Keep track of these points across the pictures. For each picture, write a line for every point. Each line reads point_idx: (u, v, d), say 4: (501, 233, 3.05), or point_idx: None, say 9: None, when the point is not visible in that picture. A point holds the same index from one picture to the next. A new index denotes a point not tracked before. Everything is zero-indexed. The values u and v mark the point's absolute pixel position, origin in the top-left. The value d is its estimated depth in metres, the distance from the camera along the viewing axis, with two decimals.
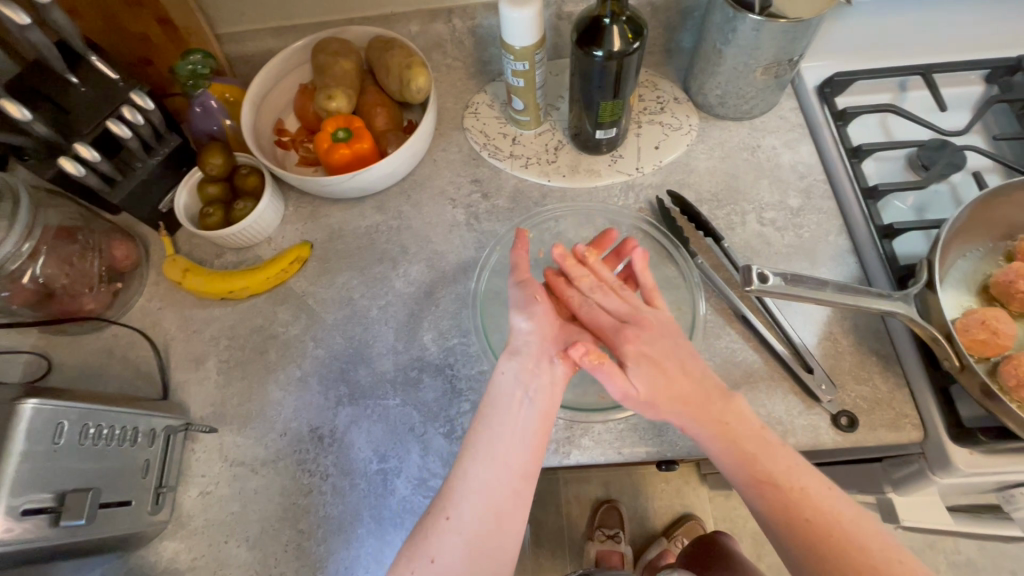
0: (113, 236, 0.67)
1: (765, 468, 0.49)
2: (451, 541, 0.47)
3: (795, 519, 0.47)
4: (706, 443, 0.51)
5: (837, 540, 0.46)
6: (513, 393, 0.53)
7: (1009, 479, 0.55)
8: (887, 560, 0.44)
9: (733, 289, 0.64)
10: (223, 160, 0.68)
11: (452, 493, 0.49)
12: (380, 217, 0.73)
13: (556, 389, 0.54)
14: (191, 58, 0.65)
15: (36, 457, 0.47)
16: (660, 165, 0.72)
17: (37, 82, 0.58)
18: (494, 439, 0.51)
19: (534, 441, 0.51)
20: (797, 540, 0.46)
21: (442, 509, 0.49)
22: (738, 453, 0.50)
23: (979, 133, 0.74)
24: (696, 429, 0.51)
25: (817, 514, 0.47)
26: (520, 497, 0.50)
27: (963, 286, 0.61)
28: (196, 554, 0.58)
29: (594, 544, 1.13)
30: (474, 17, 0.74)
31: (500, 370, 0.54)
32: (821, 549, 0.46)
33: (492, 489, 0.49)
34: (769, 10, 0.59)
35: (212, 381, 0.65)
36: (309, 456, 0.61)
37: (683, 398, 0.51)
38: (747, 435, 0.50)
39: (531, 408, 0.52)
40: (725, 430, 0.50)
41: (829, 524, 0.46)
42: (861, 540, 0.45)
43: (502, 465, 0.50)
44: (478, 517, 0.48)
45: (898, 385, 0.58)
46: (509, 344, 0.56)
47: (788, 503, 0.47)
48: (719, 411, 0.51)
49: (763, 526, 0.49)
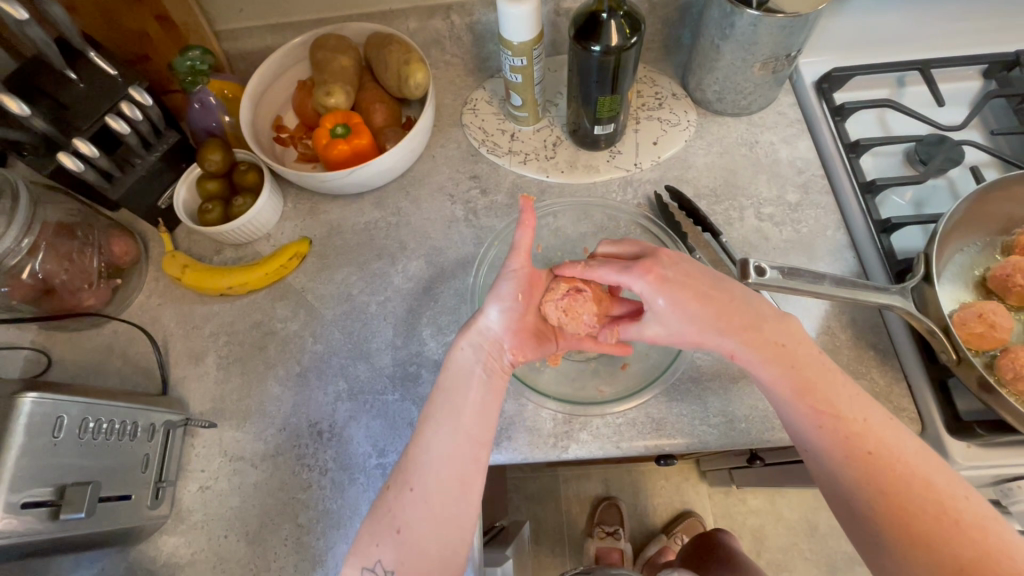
0: (112, 232, 0.68)
1: (826, 397, 0.48)
2: (416, 509, 0.48)
3: (855, 450, 0.47)
4: (761, 371, 0.50)
5: (900, 475, 0.45)
6: (472, 369, 0.53)
7: (1006, 472, 0.55)
8: (951, 496, 0.44)
9: None
10: (222, 156, 0.68)
11: (412, 466, 0.49)
12: (378, 213, 0.73)
13: (506, 368, 0.54)
14: (189, 55, 0.65)
15: (35, 451, 0.47)
16: (658, 160, 0.72)
17: (37, 80, 0.58)
18: (456, 412, 0.51)
19: (490, 411, 0.52)
20: (857, 471, 0.46)
21: (404, 482, 0.49)
22: (800, 383, 0.49)
23: (976, 128, 0.74)
24: (750, 357, 0.51)
25: (881, 446, 0.46)
26: (481, 464, 0.50)
27: (961, 280, 0.61)
28: (195, 549, 0.58)
29: (594, 541, 1.14)
30: (472, 14, 0.74)
31: (459, 346, 0.53)
32: (882, 481, 0.45)
33: (453, 458, 0.49)
34: (767, 5, 0.59)
35: (210, 377, 0.65)
36: (307, 451, 0.61)
37: (737, 325, 0.51)
38: (804, 362, 0.50)
39: (488, 384, 0.52)
40: (780, 355, 0.50)
41: (891, 457, 0.46)
42: (923, 476, 0.45)
43: (464, 436, 0.50)
44: (443, 485, 0.49)
45: (896, 379, 0.58)
46: (472, 325, 0.54)
47: (850, 436, 0.47)
48: (774, 335, 0.51)
49: (812, 456, 0.49)
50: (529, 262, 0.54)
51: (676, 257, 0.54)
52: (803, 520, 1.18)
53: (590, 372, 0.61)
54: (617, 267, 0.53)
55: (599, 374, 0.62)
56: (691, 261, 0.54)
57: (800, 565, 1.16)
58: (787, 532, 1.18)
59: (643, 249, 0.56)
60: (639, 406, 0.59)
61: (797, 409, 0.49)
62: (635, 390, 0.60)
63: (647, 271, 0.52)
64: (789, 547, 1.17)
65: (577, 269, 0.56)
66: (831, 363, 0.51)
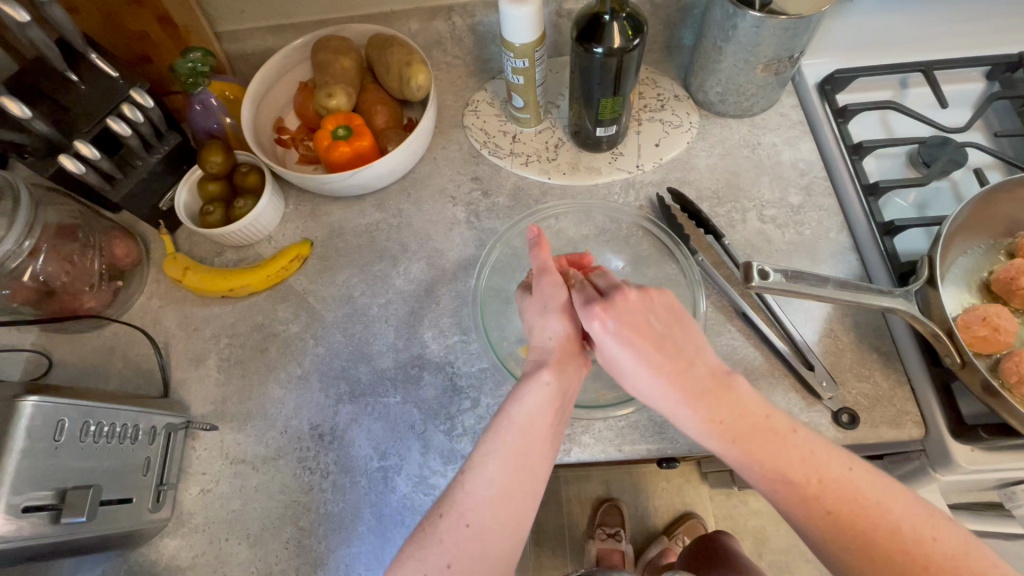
0: (113, 233, 0.67)
1: (778, 462, 0.46)
2: (469, 546, 0.45)
3: (817, 512, 0.45)
4: (706, 441, 0.48)
5: (861, 529, 0.44)
6: (550, 404, 0.50)
7: (1009, 476, 0.55)
8: (919, 539, 0.44)
9: (733, 286, 0.64)
10: (223, 159, 0.68)
11: (471, 499, 0.46)
12: (379, 215, 0.73)
13: (570, 400, 0.53)
14: (190, 56, 0.65)
15: (36, 455, 0.47)
16: (660, 162, 0.72)
17: (38, 81, 0.58)
18: (525, 448, 0.48)
19: (553, 449, 0.50)
20: (821, 533, 0.45)
21: (461, 515, 0.46)
22: (747, 448, 0.46)
23: (980, 129, 0.74)
24: (689, 427, 0.48)
25: (836, 504, 0.45)
26: (534, 500, 0.48)
27: (964, 283, 0.61)
28: (196, 552, 0.58)
29: (594, 543, 1.14)
30: (474, 15, 0.74)
31: (542, 379, 0.51)
32: (849, 538, 0.44)
33: (513, 495, 0.47)
34: (770, 6, 0.59)
35: (212, 379, 0.65)
36: (309, 454, 0.61)
37: (682, 392, 0.47)
38: (754, 428, 0.47)
39: (558, 420, 0.51)
40: (723, 428, 0.47)
41: (854, 514, 0.44)
42: (887, 523, 0.44)
43: (527, 473, 0.48)
44: (499, 523, 0.46)
45: (899, 382, 0.58)
46: (553, 354, 0.53)
47: (806, 498, 0.45)
48: (721, 404, 0.47)
49: (783, 515, 0.47)
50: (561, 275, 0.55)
51: (637, 299, 0.49)
52: None
53: (592, 375, 0.61)
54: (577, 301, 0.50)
55: (601, 376, 0.62)
56: (648, 308, 0.49)
57: (801, 566, 1.15)
58: (788, 533, 1.17)
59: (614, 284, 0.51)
60: (640, 409, 0.59)
61: (750, 471, 0.47)
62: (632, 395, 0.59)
63: (597, 316, 0.48)
64: (790, 549, 1.17)
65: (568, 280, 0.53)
66: (776, 414, 0.48)
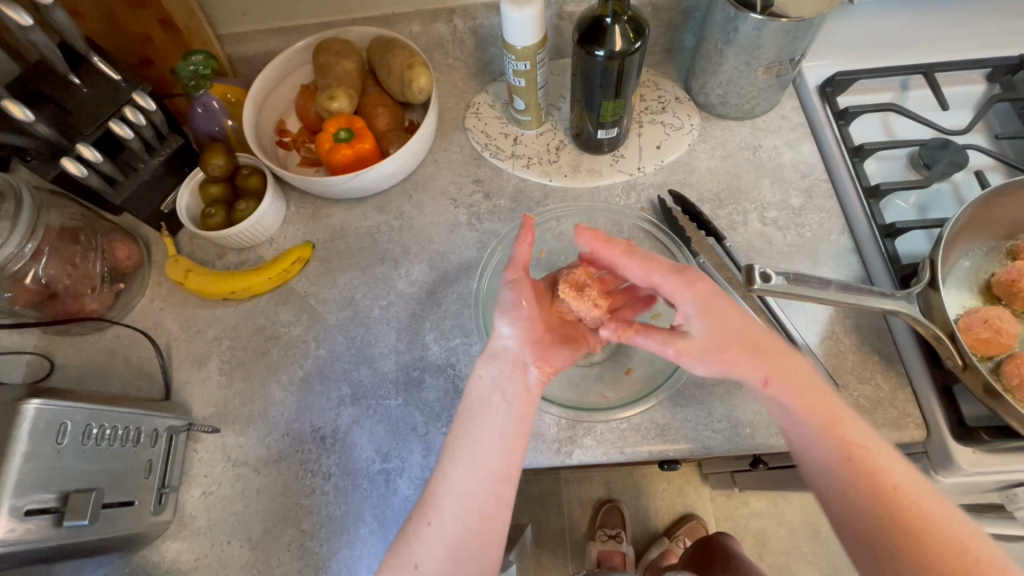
0: (114, 236, 0.67)
1: (850, 431, 0.48)
2: (433, 545, 0.47)
3: (880, 486, 0.46)
4: (789, 402, 0.49)
5: (922, 509, 0.45)
6: (490, 398, 0.52)
7: (1011, 478, 0.55)
8: (968, 536, 0.44)
9: (735, 288, 0.63)
10: (225, 161, 0.68)
11: (433, 499, 0.49)
12: (381, 217, 0.73)
13: (534, 393, 0.53)
14: (193, 59, 0.65)
15: (39, 458, 0.47)
16: (661, 165, 0.72)
17: (39, 84, 0.58)
18: (475, 445, 0.50)
19: (513, 443, 0.50)
20: (884, 506, 0.46)
21: (423, 515, 0.49)
22: (822, 414, 0.49)
23: (980, 131, 0.74)
24: (778, 386, 0.50)
25: (903, 482, 0.46)
26: (502, 501, 0.49)
27: (965, 285, 0.61)
28: (198, 554, 0.58)
29: (596, 544, 1.14)
30: (475, 18, 0.74)
31: (478, 372, 0.53)
32: (906, 518, 0.45)
33: (472, 495, 0.48)
34: (770, 9, 0.59)
35: (213, 382, 0.65)
36: (311, 457, 0.61)
37: (766, 354, 0.50)
38: (827, 395, 0.50)
39: (508, 412, 0.51)
40: (804, 389, 0.50)
41: (913, 495, 0.46)
42: (945, 513, 0.45)
43: (483, 471, 0.49)
44: (461, 523, 0.48)
45: (901, 385, 0.58)
46: (488, 347, 0.54)
47: (875, 472, 0.47)
48: (800, 368, 0.50)
49: (830, 487, 0.48)
50: (527, 272, 0.55)
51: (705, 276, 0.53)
52: (805, 523, 1.18)
53: (594, 377, 0.61)
54: (663, 269, 0.51)
55: (603, 379, 0.61)
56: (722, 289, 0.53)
57: (802, 568, 1.15)
58: (788, 535, 1.18)
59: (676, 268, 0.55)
60: (643, 411, 0.59)
61: (824, 441, 0.48)
62: (637, 397, 0.59)
63: (696, 282, 0.51)
64: (791, 550, 1.17)
65: (619, 253, 0.52)
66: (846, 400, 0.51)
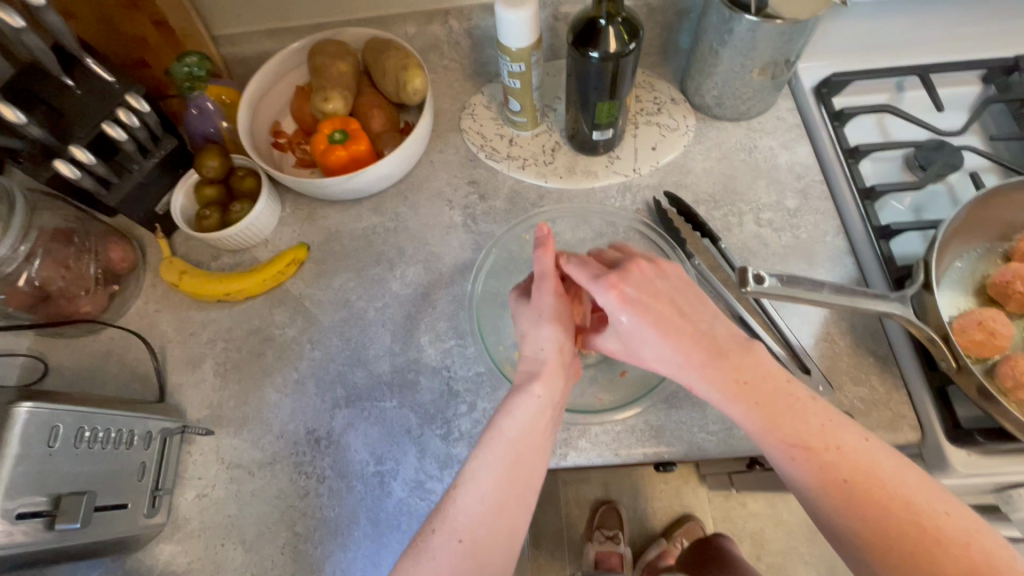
0: (109, 238, 0.67)
1: (795, 426, 0.47)
2: (463, 559, 0.45)
3: (830, 481, 0.45)
4: (726, 406, 0.49)
5: (878, 499, 0.44)
6: (540, 414, 0.51)
7: (1006, 479, 0.55)
8: (933, 517, 0.42)
9: (730, 290, 0.63)
10: (220, 163, 0.68)
11: (466, 513, 0.47)
12: (376, 219, 0.73)
13: (561, 406, 0.54)
14: (187, 61, 0.65)
15: (31, 461, 0.47)
16: (656, 166, 0.72)
17: (32, 85, 0.58)
18: (517, 457, 0.49)
19: (544, 459, 0.51)
20: (835, 501, 0.44)
21: (454, 531, 0.46)
22: (765, 413, 0.47)
23: (976, 133, 0.74)
24: (711, 391, 0.49)
25: (854, 472, 0.45)
26: (527, 515, 0.49)
27: (960, 287, 0.61)
28: (192, 557, 0.58)
29: (593, 546, 1.14)
30: (471, 19, 0.74)
31: (536, 393, 0.52)
32: (860, 508, 0.44)
33: (508, 507, 0.47)
34: (765, 10, 0.60)
35: (208, 384, 0.65)
36: (305, 459, 0.61)
37: (699, 358, 0.49)
38: (771, 392, 0.48)
39: (550, 424, 0.52)
40: (742, 390, 0.48)
41: (869, 484, 0.44)
42: (903, 496, 0.43)
43: (520, 484, 0.48)
44: (494, 537, 0.46)
45: (896, 386, 0.58)
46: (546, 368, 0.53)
47: (824, 465, 0.45)
48: (738, 369, 0.49)
49: (789, 481, 0.47)
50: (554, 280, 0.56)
51: (648, 270, 0.52)
52: (803, 524, 1.18)
53: (588, 379, 0.61)
54: (586, 274, 0.52)
55: (597, 380, 0.61)
56: (663, 280, 0.52)
57: (800, 568, 1.15)
58: (787, 535, 1.17)
59: (623, 258, 0.54)
60: (638, 413, 0.59)
61: (770, 440, 0.47)
62: (632, 398, 0.59)
63: (613, 286, 0.50)
64: (788, 550, 1.17)
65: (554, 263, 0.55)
66: (801, 387, 0.49)
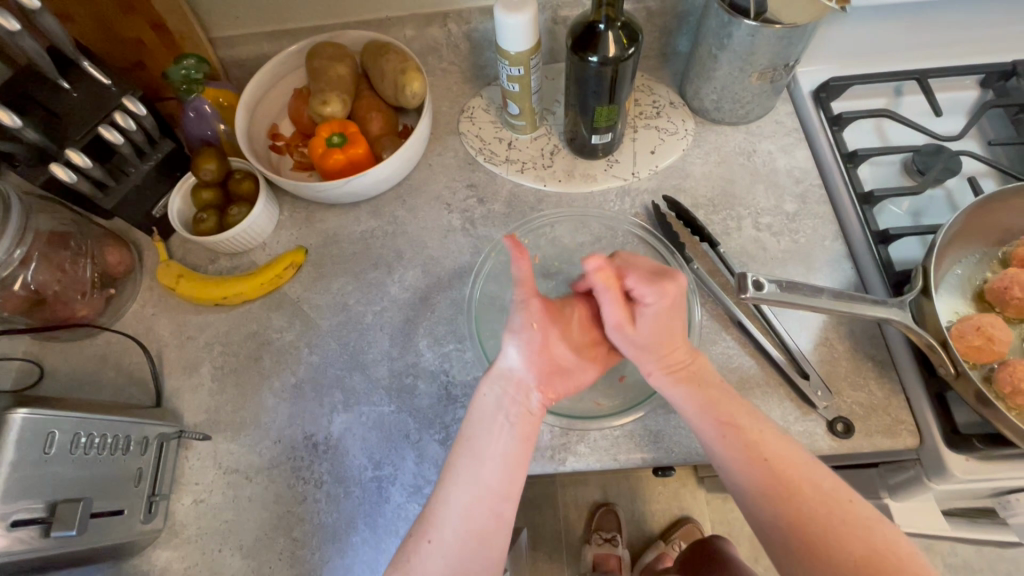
0: (105, 241, 0.67)
1: (731, 412, 0.52)
2: (433, 562, 0.47)
3: (753, 458, 0.50)
4: (675, 388, 0.54)
5: (793, 479, 0.49)
6: (494, 417, 0.52)
7: (1004, 484, 0.55)
8: (838, 498, 0.48)
9: (727, 295, 0.63)
10: (217, 166, 0.67)
11: (433, 517, 0.49)
12: (375, 222, 0.73)
13: (534, 416, 0.53)
14: (184, 63, 0.66)
15: (26, 467, 0.47)
16: (655, 170, 0.72)
17: (28, 87, 0.57)
18: (477, 464, 0.50)
19: (515, 462, 0.51)
20: (757, 477, 0.49)
21: (423, 532, 0.49)
22: (706, 399, 0.53)
23: (974, 137, 0.74)
24: (663, 377, 0.54)
25: (774, 453, 0.50)
26: (502, 519, 0.49)
27: (958, 292, 0.61)
28: (189, 563, 0.58)
29: (591, 548, 1.14)
30: (470, 22, 0.73)
31: (483, 392, 0.53)
32: (777, 486, 0.49)
33: (474, 512, 0.49)
34: (762, 15, 0.61)
35: (205, 388, 0.65)
36: (303, 464, 0.60)
37: (667, 348, 0.54)
38: (710, 381, 0.54)
39: (511, 430, 0.51)
40: (691, 378, 0.54)
41: (785, 466, 0.49)
42: (813, 480, 0.49)
43: (485, 489, 0.49)
44: (461, 542, 0.48)
45: (894, 392, 0.58)
46: (492, 367, 0.54)
47: (748, 445, 0.50)
48: (689, 358, 0.55)
49: (727, 477, 0.51)
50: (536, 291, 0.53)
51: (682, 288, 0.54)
52: None
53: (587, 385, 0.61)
54: (640, 274, 0.53)
55: (597, 386, 0.62)
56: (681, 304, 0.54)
57: None
58: None
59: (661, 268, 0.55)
60: (636, 419, 0.59)
61: (704, 420, 0.52)
62: (628, 405, 0.59)
63: (663, 293, 0.52)
64: None
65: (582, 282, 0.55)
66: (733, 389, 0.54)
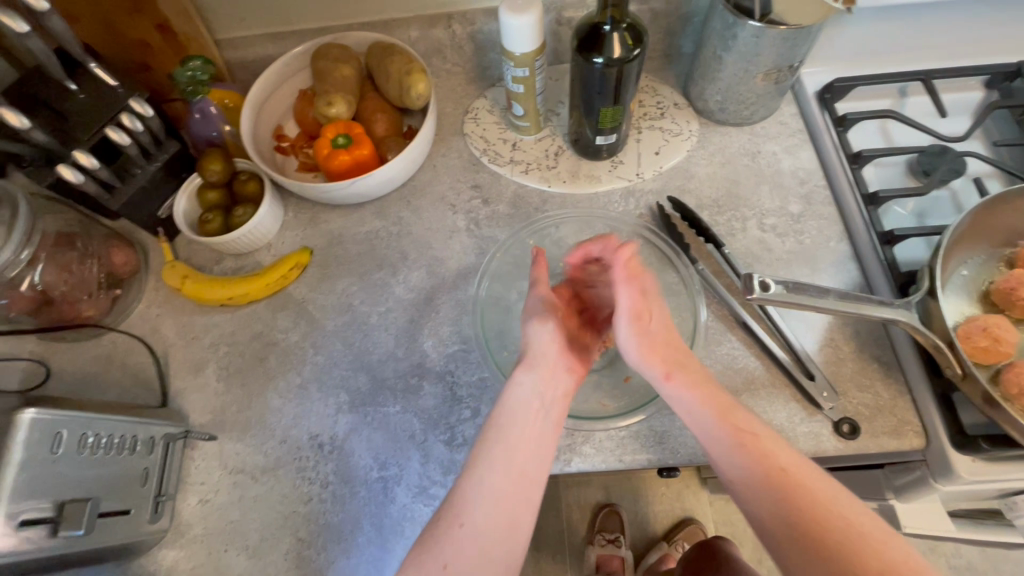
0: (111, 242, 0.67)
1: (744, 420, 0.51)
2: (467, 547, 0.46)
3: (769, 470, 0.48)
4: (689, 395, 0.52)
5: (808, 491, 0.46)
6: (529, 403, 0.53)
7: (1010, 485, 0.55)
8: (855, 513, 0.45)
9: (733, 296, 0.63)
10: (223, 167, 0.68)
11: (463, 501, 0.48)
12: (379, 223, 0.73)
13: (562, 399, 0.54)
14: (190, 65, 0.65)
15: (34, 467, 0.47)
16: (660, 171, 0.72)
17: (37, 89, 0.59)
18: (511, 448, 0.50)
19: (546, 449, 0.51)
20: (774, 490, 0.47)
21: (454, 517, 0.47)
22: (720, 408, 0.51)
23: (979, 138, 0.74)
24: (680, 381, 0.53)
25: (790, 463, 0.48)
26: (531, 503, 0.49)
27: (963, 293, 0.61)
28: (195, 563, 0.58)
29: (594, 549, 1.14)
30: (474, 23, 0.74)
31: (518, 380, 0.54)
32: (793, 498, 0.46)
33: (506, 495, 0.48)
34: (768, 16, 0.61)
35: (211, 389, 0.65)
36: (308, 464, 0.61)
37: (673, 344, 0.55)
38: (718, 389, 0.53)
39: (547, 417, 0.53)
40: (702, 387, 0.53)
41: (800, 476, 0.47)
42: (829, 492, 0.46)
43: (518, 474, 0.49)
44: (494, 524, 0.47)
45: (900, 393, 0.58)
46: (526, 355, 0.56)
47: (763, 456, 0.48)
48: (693, 366, 0.54)
49: (743, 497, 0.48)
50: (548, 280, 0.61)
51: None
52: None
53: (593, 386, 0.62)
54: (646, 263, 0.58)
55: (601, 387, 0.62)
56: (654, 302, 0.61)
57: None
58: None
59: None
60: (640, 420, 0.59)
61: (719, 428, 0.50)
62: (633, 406, 0.59)
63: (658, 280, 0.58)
64: None
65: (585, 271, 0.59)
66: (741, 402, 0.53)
